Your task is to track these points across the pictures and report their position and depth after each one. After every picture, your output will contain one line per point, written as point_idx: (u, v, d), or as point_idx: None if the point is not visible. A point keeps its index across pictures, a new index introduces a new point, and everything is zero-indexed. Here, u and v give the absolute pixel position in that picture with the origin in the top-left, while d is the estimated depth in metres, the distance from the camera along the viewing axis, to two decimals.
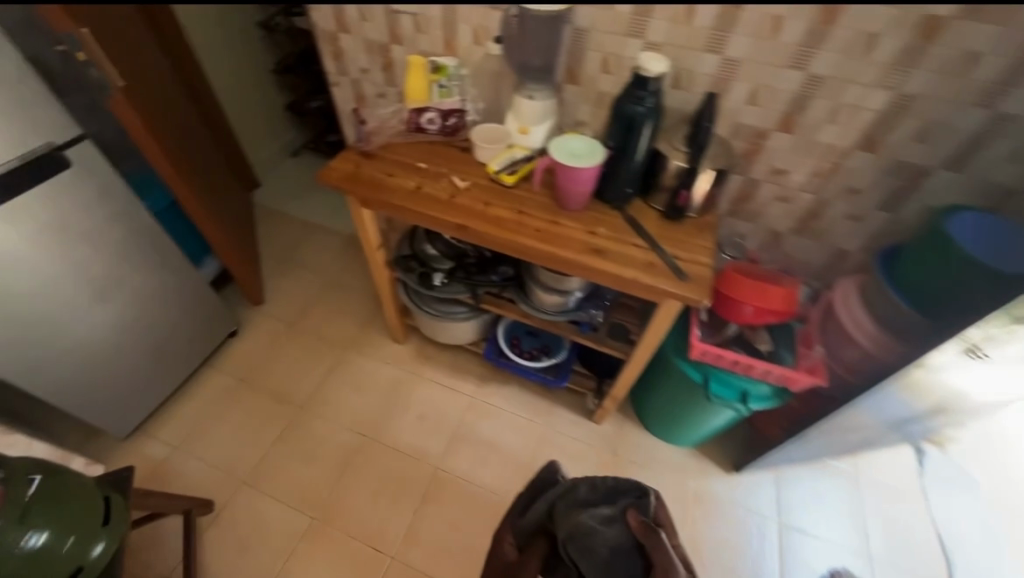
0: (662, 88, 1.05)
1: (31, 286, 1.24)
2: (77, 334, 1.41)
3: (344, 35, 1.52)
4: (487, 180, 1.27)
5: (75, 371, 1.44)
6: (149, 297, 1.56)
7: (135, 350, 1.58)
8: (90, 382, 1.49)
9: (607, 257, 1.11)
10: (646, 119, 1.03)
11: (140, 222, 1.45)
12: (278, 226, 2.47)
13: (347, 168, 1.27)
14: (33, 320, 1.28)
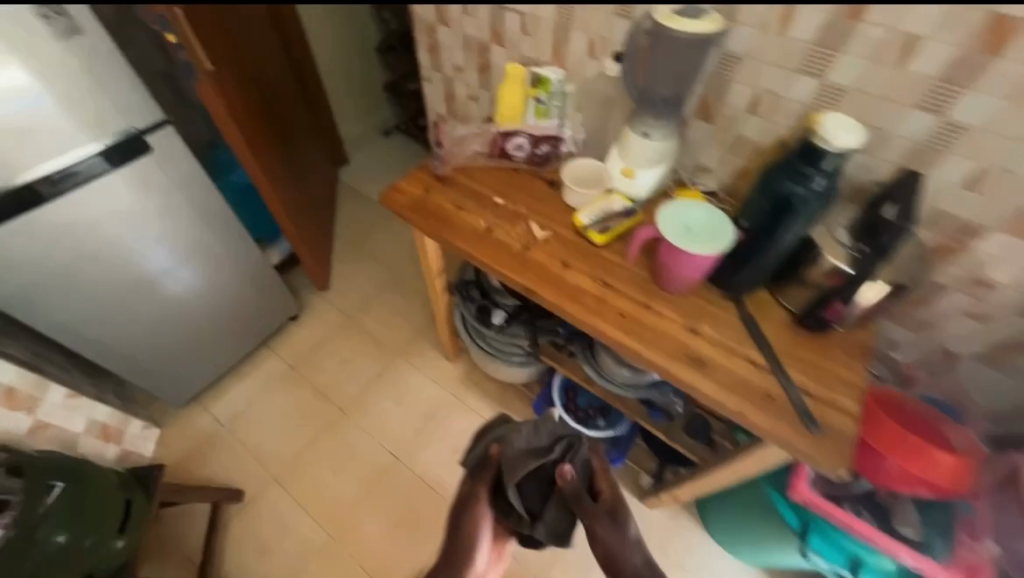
0: (842, 165, 0.73)
1: (113, 258, 1.28)
2: (146, 311, 1.44)
3: (442, 28, 1.35)
4: (572, 233, 1.04)
5: (145, 341, 1.49)
6: (219, 280, 1.56)
7: (201, 328, 1.61)
8: (157, 354, 1.55)
9: (709, 370, 0.85)
10: (808, 211, 0.72)
11: (214, 208, 1.42)
12: (356, 209, 2.44)
13: (414, 194, 1.11)
14: (112, 291, 1.33)
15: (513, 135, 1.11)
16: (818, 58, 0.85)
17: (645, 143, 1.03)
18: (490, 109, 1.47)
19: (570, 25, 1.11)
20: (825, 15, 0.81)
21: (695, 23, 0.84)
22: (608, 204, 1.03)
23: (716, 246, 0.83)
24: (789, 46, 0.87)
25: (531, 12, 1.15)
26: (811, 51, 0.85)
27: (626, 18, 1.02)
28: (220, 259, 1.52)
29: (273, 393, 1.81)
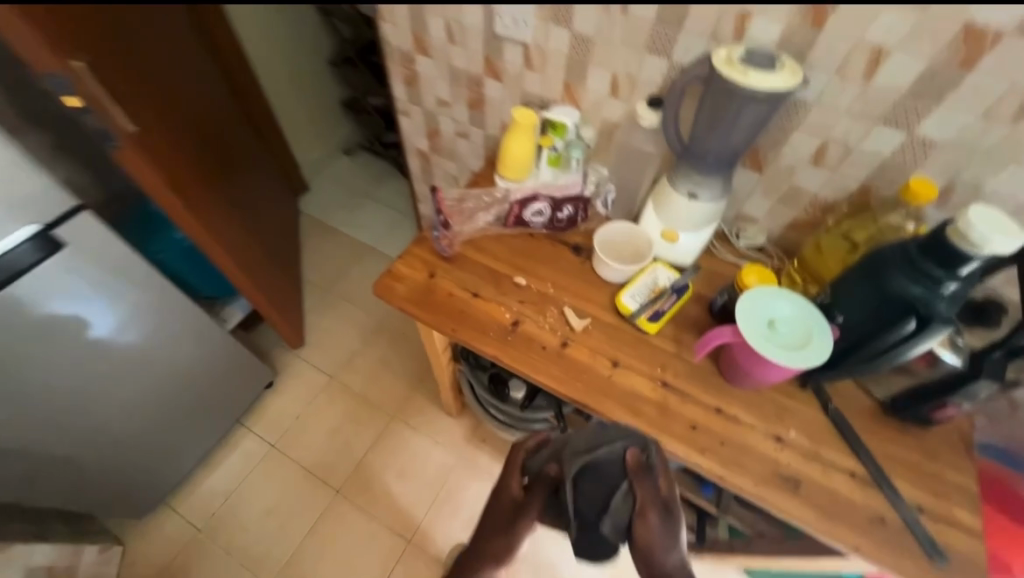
0: (979, 272, 0.59)
1: (50, 361, 1.01)
2: (84, 426, 1.17)
3: (424, 58, 1.13)
4: (614, 319, 0.87)
5: (103, 440, 1.23)
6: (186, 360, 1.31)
7: (164, 416, 1.36)
8: (107, 465, 1.29)
9: (809, 493, 0.71)
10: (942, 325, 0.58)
11: (155, 296, 1.14)
12: (325, 245, 2.18)
13: (417, 280, 0.91)
14: (46, 403, 1.06)
15: (530, 202, 0.93)
16: (906, 109, 0.72)
17: (691, 205, 0.86)
18: (483, 147, 1.27)
19: (587, 61, 0.93)
20: (924, 62, 0.67)
21: (766, 76, 0.68)
22: (651, 280, 0.89)
23: (812, 357, 0.67)
24: (872, 94, 0.72)
25: (538, 44, 0.95)
26: (899, 100, 0.71)
27: (661, 55, 0.84)
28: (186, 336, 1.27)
29: (256, 480, 1.58)
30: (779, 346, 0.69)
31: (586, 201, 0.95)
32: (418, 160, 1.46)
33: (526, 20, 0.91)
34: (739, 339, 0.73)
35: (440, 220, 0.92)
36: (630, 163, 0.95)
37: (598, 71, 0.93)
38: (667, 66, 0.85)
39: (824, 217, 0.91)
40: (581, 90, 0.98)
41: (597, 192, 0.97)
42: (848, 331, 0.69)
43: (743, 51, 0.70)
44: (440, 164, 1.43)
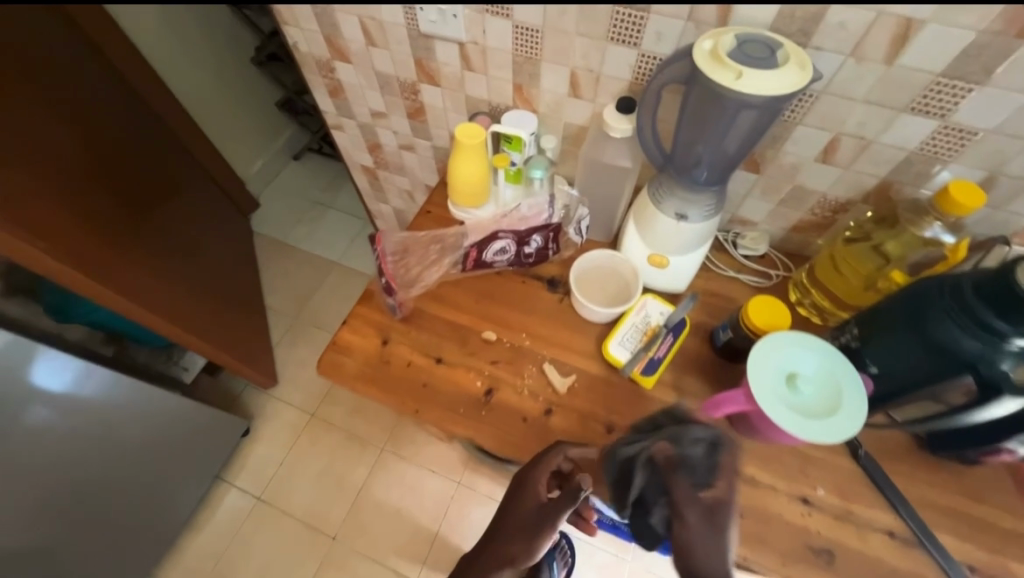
0: None
1: None
2: (27, 518, 1.08)
3: (345, 64, 0.93)
4: (603, 371, 0.75)
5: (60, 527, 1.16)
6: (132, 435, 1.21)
7: (127, 488, 1.28)
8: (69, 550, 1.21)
9: (845, 567, 0.61)
10: (1011, 396, 0.47)
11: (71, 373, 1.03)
12: (285, 267, 2.00)
13: (368, 350, 0.77)
14: None
15: (489, 242, 0.78)
16: (940, 94, 0.57)
17: (681, 228, 0.72)
18: (433, 159, 1.09)
19: (538, 57, 0.75)
20: (969, 35, 0.51)
21: (767, 76, 0.51)
22: (641, 319, 0.76)
23: (841, 430, 0.55)
24: (896, 78, 0.57)
25: (475, 41, 0.77)
26: (933, 84, 0.56)
27: (627, 45, 0.67)
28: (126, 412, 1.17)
29: (245, 537, 1.50)
30: (799, 416, 0.57)
31: (555, 229, 0.79)
32: (364, 176, 1.28)
33: (455, 13, 0.72)
34: (751, 404, 0.61)
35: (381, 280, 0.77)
36: (602, 177, 0.79)
37: (553, 68, 0.76)
38: (637, 57, 0.68)
39: (836, 217, 0.77)
40: (535, 92, 0.81)
41: (568, 215, 0.81)
42: (884, 378, 0.57)
43: (732, 43, 0.54)
44: (389, 179, 1.25)
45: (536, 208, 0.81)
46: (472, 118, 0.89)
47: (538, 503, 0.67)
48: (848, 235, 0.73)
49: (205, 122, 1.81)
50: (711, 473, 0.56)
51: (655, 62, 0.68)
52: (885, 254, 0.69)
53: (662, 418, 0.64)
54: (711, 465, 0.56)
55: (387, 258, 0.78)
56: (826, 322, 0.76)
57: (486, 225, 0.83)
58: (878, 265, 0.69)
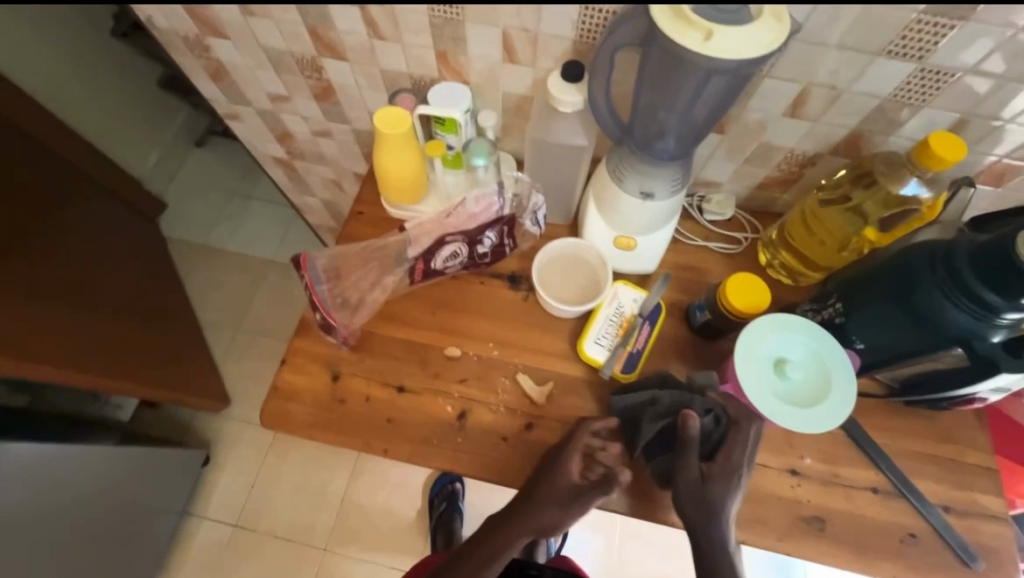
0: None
1: None
2: None
3: (221, 40, 0.75)
4: (581, 373, 0.69)
5: None
6: (64, 500, 1.08)
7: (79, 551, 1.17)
8: None
9: (836, 531, 0.62)
10: (1007, 373, 0.47)
11: None
12: (213, 273, 1.79)
13: (319, 388, 0.68)
14: None
15: (436, 248, 0.68)
16: (920, 33, 0.51)
17: (647, 208, 0.65)
18: (356, 145, 0.93)
19: (461, 17, 0.62)
20: None
21: (738, 34, 0.43)
22: (615, 311, 0.70)
23: (834, 415, 0.54)
24: (874, 18, 0.50)
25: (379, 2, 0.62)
26: (915, 23, 0.50)
27: None
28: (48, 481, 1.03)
29: (228, 565, 1.43)
30: (790, 406, 0.55)
31: (510, 221, 0.70)
32: (281, 169, 1.10)
33: None
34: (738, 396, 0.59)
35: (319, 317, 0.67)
36: (555, 157, 0.69)
37: (480, 30, 0.63)
38: (579, 11, 0.57)
39: (803, 171, 0.72)
40: (463, 60, 0.68)
41: (520, 205, 0.71)
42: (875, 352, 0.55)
43: None
44: (311, 171, 1.08)
45: (483, 199, 0.70)
46: (395, 96, 0.75)
47: (570, 486, 0.59)
48: (821, 194, 0.67)
49: (69, 117, 1.50)
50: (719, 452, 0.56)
51: (602, 16, 0.57)
52: (859, 214, 0.65)
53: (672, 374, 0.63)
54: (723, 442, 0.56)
55: (320, 289, 0.68)
56: (795, 282, 0.74)
57: (430, 227, 0.70)
58: (851, 226, 0.66)
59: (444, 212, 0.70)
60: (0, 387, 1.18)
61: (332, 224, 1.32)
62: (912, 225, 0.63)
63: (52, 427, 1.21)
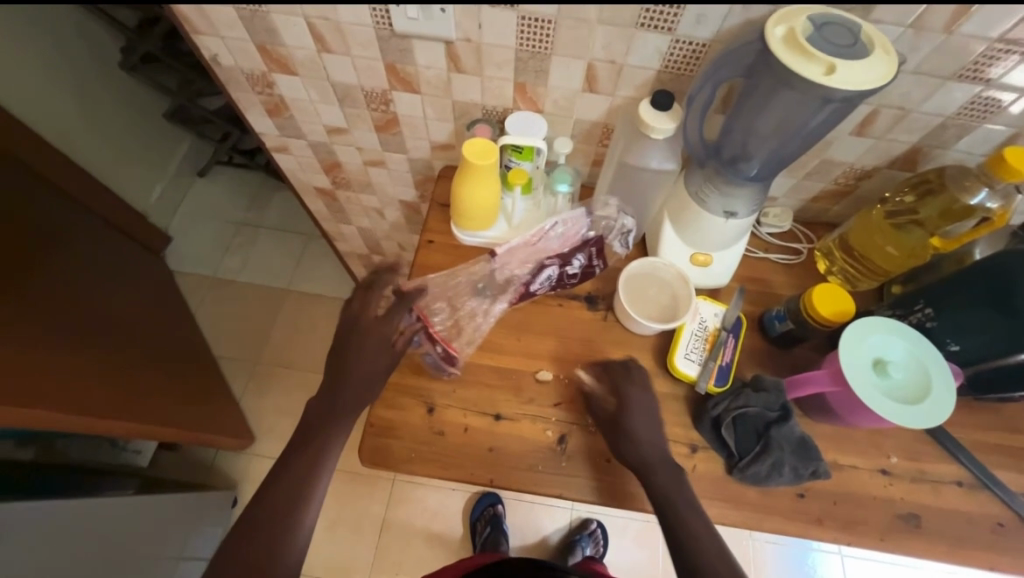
0: None
1: None
2: None
3: (289, 75, 0.75)
4: (671, 389, 0.70)
5: None
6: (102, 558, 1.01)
7: None
8: None
9: (931, 526, 0.65)
10: None
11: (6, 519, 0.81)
12: (225, 306, 1.73)
13: (416, 421, 0.67)
14: None
15: (537, 274, 0.72)
16: (989, 61, 0.56)
17: (729, 226, 0.68)
18: (409, 174, 0.93)
19: (548, 51, 0.64)
20: None
21: (858, 67, 0.47)
22: (699, 326, 0.72)
23: (935, 415, 0.56)
24: (952, 46, 0.55)
25: (468, 38, 0.64)
26: (987, 51, 0.55)
27: (660, 31, 0.59)
28: (90, 537, 0.97)
29: None
30: (896, 402, 0.57)
31: (598, 242, 0.73)
32: (321, 200, 1.08)
33: (442, 8, 0.60)
34: (837, 386, 0.61)
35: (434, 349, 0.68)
36: (633, 181, 0.72)
37: (565, 63, 0.65)
38: (670, 44, 0.60)
39: (859, 184, 0.76)
40: (542, 90, 0.69)
41: (608, 226, 0.74)
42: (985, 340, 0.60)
43: (811, 27, 0.49)
44: (352, 200, 1.06)
45: (574, 222, 0.73)
46: (467, 126, 0.76)
47: (569, 474, 0.66)
48: (886, 206, 0.72)
49: (76, 152, 1.45)
50: (785, 474, 0.64)
51: (690, 47, 0.60)
52: (924, 223, 0.70)
53: (764, 380, 0.67)
54: (793, 468, 0.64)
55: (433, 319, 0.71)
56: (856, 288, 0.77)
57: (522, 252, 0.73)
58: (914, 235, 0.71)
59: (532, 239, 0.73)
60: (7, 440, 1.06)
61: (363, 251, 1.30)
62: (978, 230, 0.67)
63: (77, 475, 1.13)
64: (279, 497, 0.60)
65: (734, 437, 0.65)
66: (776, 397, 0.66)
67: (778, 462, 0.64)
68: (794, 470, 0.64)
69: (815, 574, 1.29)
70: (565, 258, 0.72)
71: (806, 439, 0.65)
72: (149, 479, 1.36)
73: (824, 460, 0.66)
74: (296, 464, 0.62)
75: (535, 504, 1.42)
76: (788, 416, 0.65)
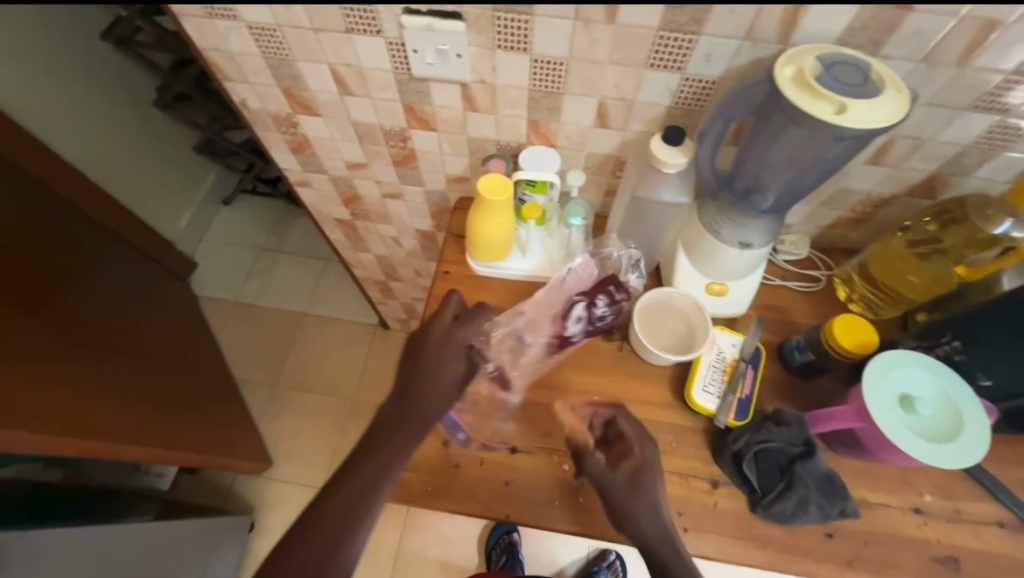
0: None
1: None
2: None
3: (311, 115, 0.78)
4: (690, 422, 0.69)
5: None
6: None
7: None
8: None
9: (972, 571, 0.62)
10: None
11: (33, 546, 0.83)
12: (247, 329, 1.77)
13: (431, 453, 0.67)
14: None
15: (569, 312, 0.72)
16: (1005, 92, 0.56)
17: (744, 256, 0.68)
18: (425, 206, 0.95)
19: (560, 90, 0.66)
20: None
21: (867, 106, 0.48)
22: (716, 357, 0.71)
23: (968, 456, 0.54)
24: (966, 79, 0.55)
25: (482, 79, 0.66)
26: (1002, 83, 0.55)
27: (670, 69, 0.60)
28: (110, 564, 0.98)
29: None
30: (926, 441, 0.55)
31: (612, 279, 0.73)
32: (340, 230, 1.11)
33: (458, 53, 0.62)
34: (863, 423, 0.59)
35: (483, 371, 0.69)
36: (648, 214, 0.72)
37: (576, 100, 0.67)
38: (680, 82, 0.61)
39: (876, 212, 0.75)
40: (554, 126, 0.71)
41: (619, 260, 0.75)
42: (1008, 375, 0.59)
43: (819, 67, 0.50)
44: (371, 229, 1.09)
45: (581, 268, 0.75)
46: (481, 160, 0.78)
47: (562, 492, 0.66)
48: (907, 235, 0.71)
49: (112, 185, 1.53)
50: (812, 512, 0.62)
51: (700, 85, 0.61)
52: (947, 252, 0.68)
53: (785, 413, 0.65)
54: (819, 505, 0.62)
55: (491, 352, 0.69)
56: (877, 316, 0.76)
57: (547, 300, 0.74)
58: (939, 264, 0.69)
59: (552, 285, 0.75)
60: (37, 464, 1.07)
61: (380, 278, 1.32)
62: (1003, 259, 0.64)
63: (101, 499, 1.15)
64: (334, 520, 0.56)
65: (756, 472, 0.64)
66: (800, 430, 0.64)
67: (803, 499, 0.62)
68: (820, 508, 0.62)
69: None
70: (591, 297, 0.72)
71: (832, 475, 0.63)
72: (169, 503, 1.38)
73: (852, 498, 0.64)
74: (352, 483, 0.58)
75: (551, 534, 1.39)
76: (811, 452, 0.64)
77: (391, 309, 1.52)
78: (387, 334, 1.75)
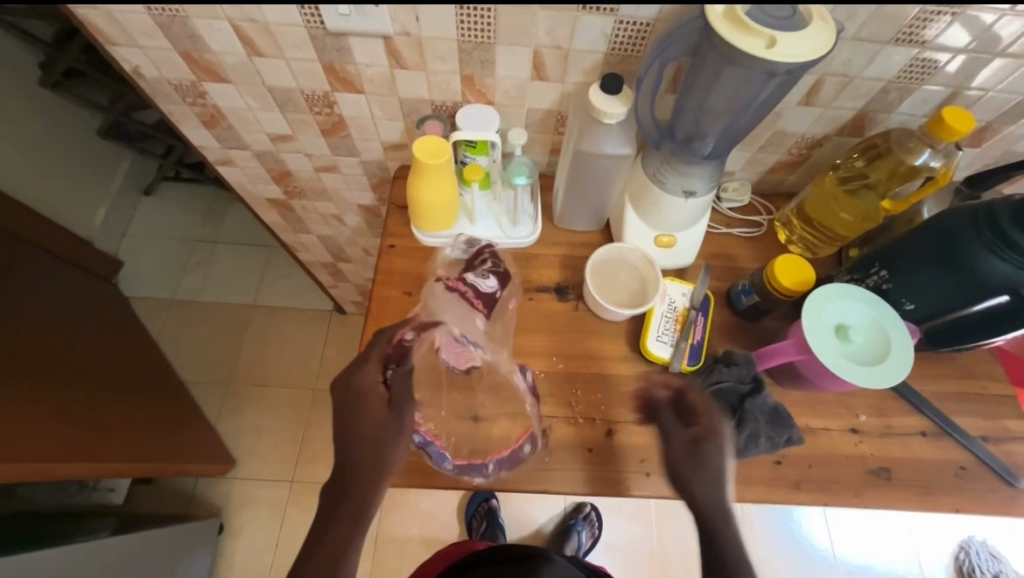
0: None
1: None
2: None
3: (220, 82, 0.70)
4: (647, 373, 0.70)
5: None
6: None
7: None
8: None
9: (902, 478, 0.68)
10: None
11: None
12: (189, 327, 1.65)
13: None
14: None
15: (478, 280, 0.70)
16: (922, 23, 0.57)
17: (688, 205, 0.68)
18: (364, 177, 0.89)
19: (491, 40, 0.62)
20: None
21: (796, 38, 0.48)
22: (668, 307, 0.72)
23: (895, 375, 0.58)
24: (886, 11, 0.56)
25: (406, 31, 0.61)
26: (920, 14, 0.56)
27: (603, 12, 0.57)
28: None
29: None
30: (859, 365, 0.59)
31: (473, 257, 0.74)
32: (274, 211, 1.03)
33: None
34: (803, 354, 0.63)
35: (411, 370, 0.64)
36: (592, 171, 0.70)
37: (509, 51, 0.63)
38: (614, 25, 0.59)
39: (810, 153, 0.76)
40: (490, 81, 0.67)
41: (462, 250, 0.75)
42: (928, 302, 0.63)
43: None
44: (307, 208, 1.01)
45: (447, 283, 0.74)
46: (417, 123, 0.73)
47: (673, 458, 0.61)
48: (837, 172, 0.74)
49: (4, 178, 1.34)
50: (763, 445, 0.66)
51: (635, 27, 0.59)
52: (874, 186, 0.72)
53: (734, 354, 0.68)
54: (769, 436, 0.66)
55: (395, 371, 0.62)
56: (815, 255, 0.79)
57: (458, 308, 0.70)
58: (867, 198, 0.73)
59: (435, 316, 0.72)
60: None
61: (327, 260, 1.25)
62: (924, 190, 0.69)
63: (47, 520, 1.07)
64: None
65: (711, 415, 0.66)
66: (747, 370, 0.67)
67: (755, 434, 0.65)
68: (769, 439, 0.66)
69: (798, 529, 1.33)
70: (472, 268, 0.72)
71: (780, 408, 0.67)
72: (127, 516, 1.30)
73: (797, 426, 0.68)
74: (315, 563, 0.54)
75: (528, 496, 1.41)
76: (760, 387, 0.66)
77: (344, 292, 1.46)
78: (344, 319, 1.69)
